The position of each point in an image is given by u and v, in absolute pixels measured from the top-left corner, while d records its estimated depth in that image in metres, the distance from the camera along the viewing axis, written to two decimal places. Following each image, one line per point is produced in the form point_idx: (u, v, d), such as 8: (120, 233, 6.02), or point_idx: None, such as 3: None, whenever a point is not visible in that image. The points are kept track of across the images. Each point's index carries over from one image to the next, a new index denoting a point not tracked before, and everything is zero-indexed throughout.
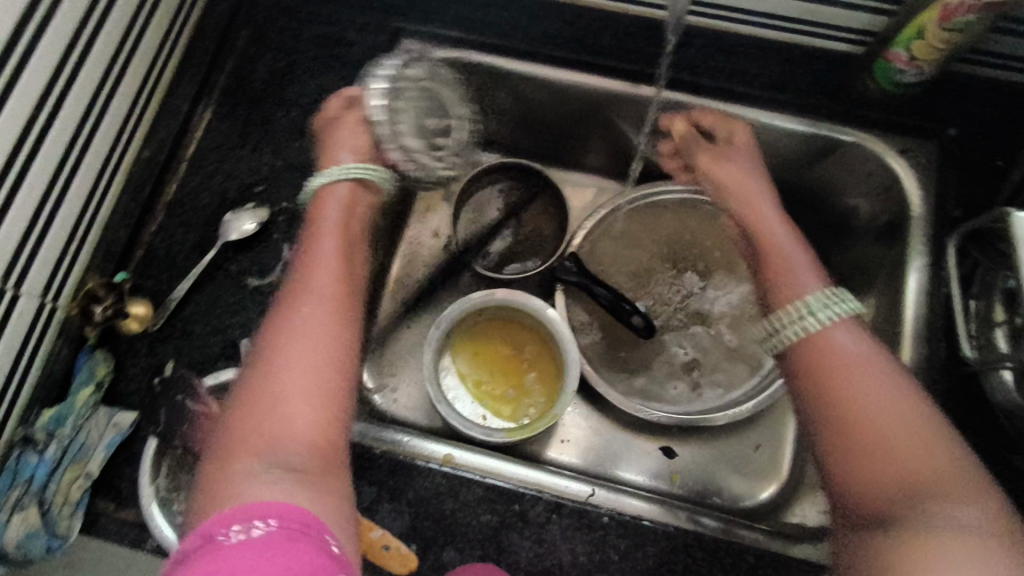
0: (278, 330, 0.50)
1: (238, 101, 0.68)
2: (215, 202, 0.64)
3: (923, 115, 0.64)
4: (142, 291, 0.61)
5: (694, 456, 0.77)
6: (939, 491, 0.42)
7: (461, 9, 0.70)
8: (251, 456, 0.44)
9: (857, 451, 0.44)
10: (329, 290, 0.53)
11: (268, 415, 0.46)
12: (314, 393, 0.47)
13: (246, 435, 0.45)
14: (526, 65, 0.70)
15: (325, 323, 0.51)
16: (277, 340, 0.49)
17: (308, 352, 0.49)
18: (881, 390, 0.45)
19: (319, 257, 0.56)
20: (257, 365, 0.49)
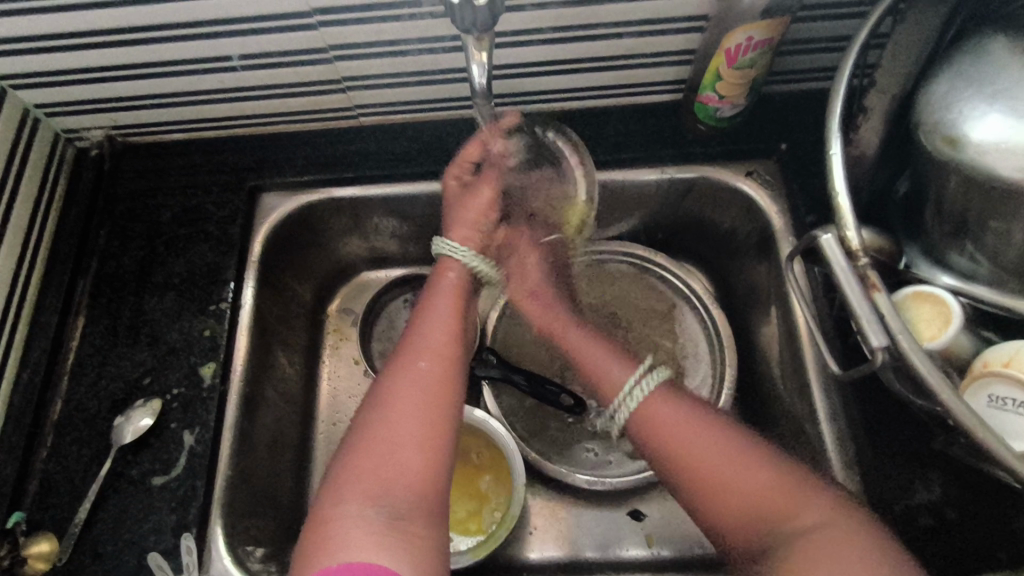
0: (395, 381, 0.50)
1: (109, 299, 0.67)
2: (104, 407, 0.62)
3: (754, 137, 0.69)
4: (43, 524, 0.58)
5: (661, 512, 0.76)
6: (776, 518, 0.47)
7: (311, 154, 0.74)
8: (370, 497, 0.44)
9: (701, 490, 0.50)
10: (452, 336, 0.55)
11: (393, 455, 0.46)
12: (437, 434, 0.48)
13: (364, 484, 0.45)
14: (385, 187, 0.72)
15: (445, 373, 0.51)
16: (422, 386, 0.50)
17: (437, 397, 0.49)
18: (716, 452, 0.51)
19: (436, 308, 0.57)
20: (376, 409, 0.49)
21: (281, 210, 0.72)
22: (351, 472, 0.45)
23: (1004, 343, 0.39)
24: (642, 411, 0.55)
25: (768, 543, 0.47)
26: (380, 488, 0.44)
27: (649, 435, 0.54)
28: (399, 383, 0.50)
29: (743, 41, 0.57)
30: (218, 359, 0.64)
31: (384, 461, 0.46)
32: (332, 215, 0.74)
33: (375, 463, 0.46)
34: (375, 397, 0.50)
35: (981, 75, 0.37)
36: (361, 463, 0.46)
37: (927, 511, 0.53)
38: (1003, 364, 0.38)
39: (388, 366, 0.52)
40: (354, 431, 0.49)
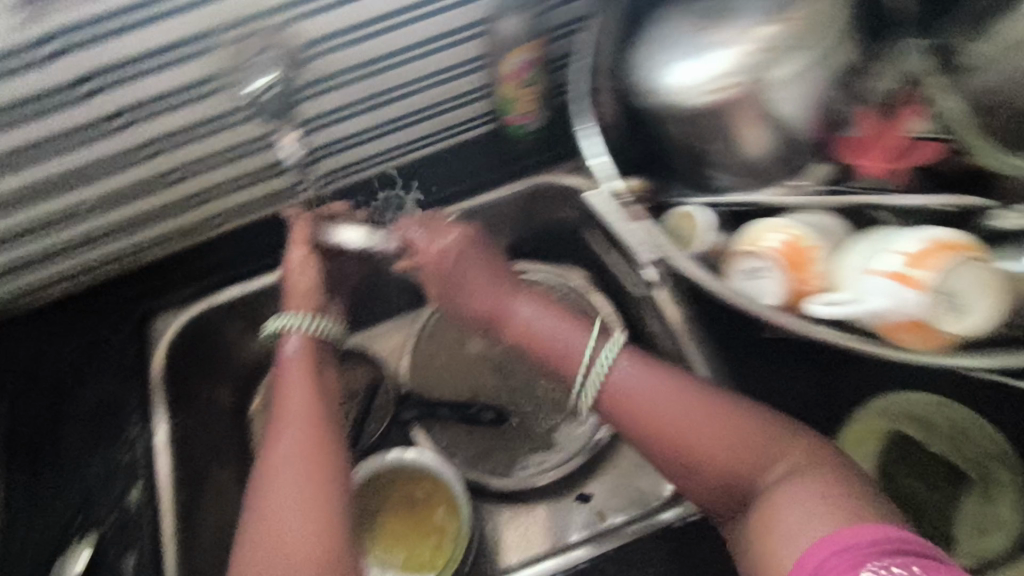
0: (265, 474, 0.54)
1: (27, 458, 0.70)
2: (43, 559, 0.64)
3: (567, 138, 0.79)
4: None
5: (606, 484, 0.81)
6: (747, 476, 0.52)
7: (189, 270, 0.79)
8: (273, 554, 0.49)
9: (676, 451, 0.54)
10: (309, 393, 0.59)
11: (284, 512, 0.51)
12: (314, 482, 0.53)
13: (265, 543, 0.50)
14: (263, 277, 0.78)
15: (309, 443, 0.55)
16: (290, 447, 0.54)
17: (307, 470, 0.53)
18: (670, 412, 0.55)
19: (288, 376, 0.60)
20: (254, 509, 0.52)
21: (172, 326, 0.76)
22: (251, 539, 0.51)
23: (740, 232, 0.47)
24: (610, 396, 0.58)
25: (748, 496, 0.52)
26: (275, 545, 0.50)
27: (620, 411, 0.57)
28: (268, 475, 0.53)
29: (517, 65, 0.67)
30: (144, 481, 0.67)
31: (278, 519, 0.51)
32: (224, 320, 0.79)
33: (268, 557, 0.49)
34: (258, 471, 0.55)
35: (655, 39, 0.47)
36: (261, 527, 0.51)
37: (791, 395, 0.61)
38: (749, 242, 0.46)
39: (260, 447, 0.56)
40: (248, 505, 0.53)
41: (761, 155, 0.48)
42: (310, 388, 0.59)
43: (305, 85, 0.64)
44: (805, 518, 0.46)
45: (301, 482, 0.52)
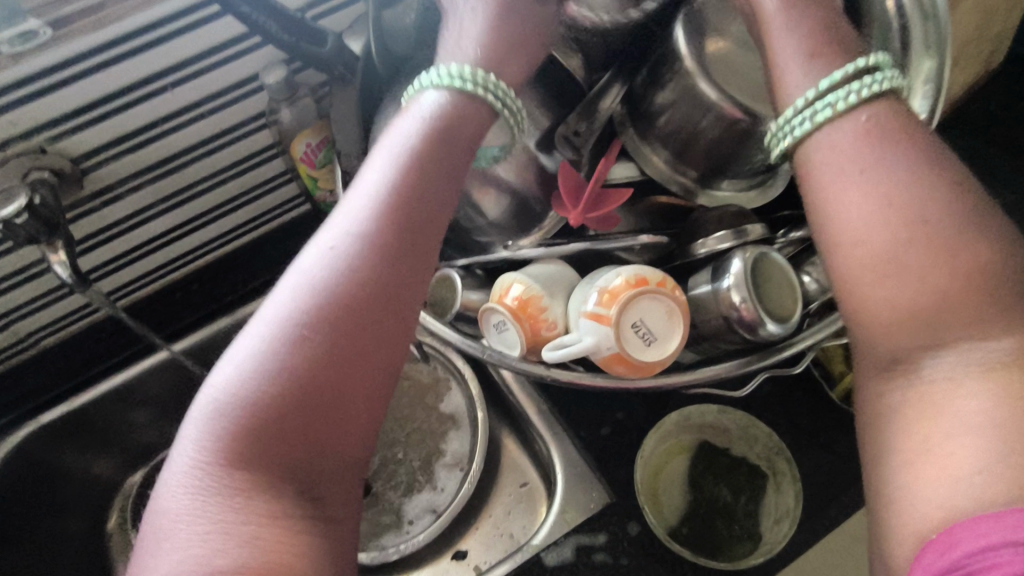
0: (256, 359, 0.36)
1: None
2: None
3: None
4: None
5: (481, 536, 0.81)
6: (944, 322, 0.35)
7: (2, 398, 0.75)
8: (227, 529, 0.34)
9: (831, 249, 0.39)
10: (418, 223, 0.41)
11: (269, 458, 0.36)
12: (331, 405, 0.36)
13: (207, 522, 0.34)
14: (88, 391, 0.77)
15: (324, 317, 0.37)
16: (283, 365, 0.36)
17: (318, 359, 0.36)
18: (922, 200, 0.36)
19: (411, 141, 0.42)
20: (245, 395, 0.36)
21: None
22: (173, 541, 0.34)
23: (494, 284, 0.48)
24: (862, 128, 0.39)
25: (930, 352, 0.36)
26: (244, 500, 0.35)
27: (821, 164, 0.40)
28: (266, 355, 0.36)
29: (306, 148, 0.69)
30: None
31: (266, 476, 0.35)
32: (53, 444, 0.75)
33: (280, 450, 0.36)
34: (219, 404, 0.36)
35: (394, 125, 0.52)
36: (242, 472, 0.35)
37: (607, 422, 0.63)
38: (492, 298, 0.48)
39: (327, 246, 0.39)
40: (212, 436, 0.36)
41: (500, 214, 0.52)
42: (433, 179, 0.42)
43: (85, 200, 0.64)
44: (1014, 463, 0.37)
45: (289, 427, 0.36)
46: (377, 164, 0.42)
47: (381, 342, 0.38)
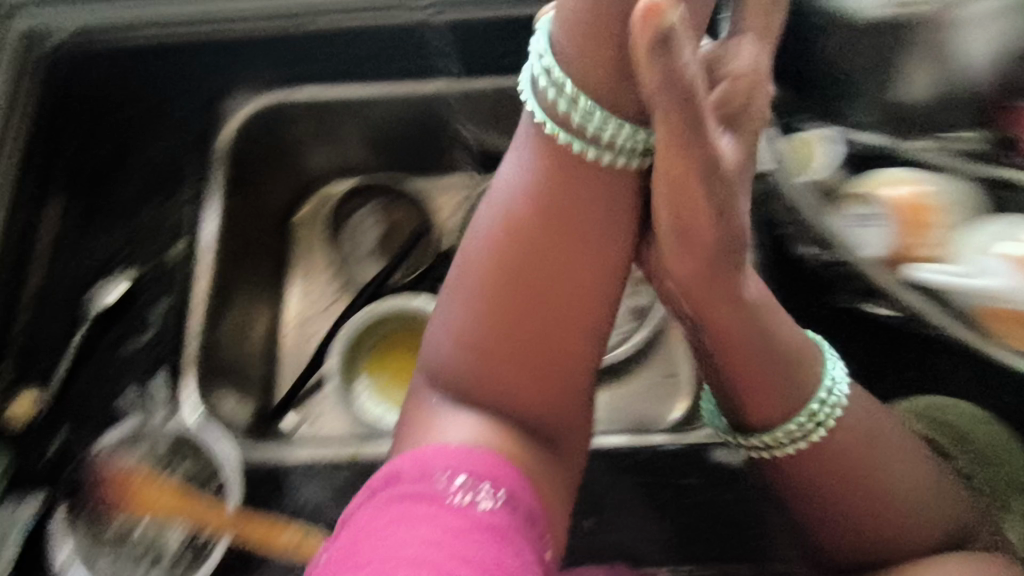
0: (469, 295, 0.49)
1: (89, 186, 0.73)
2: (86, 280, 0.69)
3: None
4: (30, 379, 0.64)
5: (612, 399, 0.80)
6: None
7: (277, 55, 0.76)
8: (474, 430, 0.47)
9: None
10: (584, 203, 0.47)
11: (486, 387, 0.49)
12: (524, 332, 0.48)
13: (463, 426, 0.48)
14: (348, 87, 0.78)
15: (467, 312, 0.49)
16: (483, 307, 0.48)
17: (470, 323, 0.49)
18: None
19: (510, 204, 0.48)
20: (478, 314, 0.48)
21: (251, 106, 0.76)
22: (450, 440, 0.47)
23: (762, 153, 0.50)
24: None
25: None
26: (480, 411, 0.49)
27: None
28: (465, 302, 0.49)
29: None
30: (185, 242, 0.69)
31: (500, 394, 0.49)
32: (296, 120, 0.79)
33: (494, 364, 0.48)
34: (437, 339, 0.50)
35: None
36: (471, 390, 0.49)
37: None
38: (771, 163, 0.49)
39: (461, 256, 0.50)
40: (453, 364, 0.49)
41: None
42: (560, 230, 0.48)
43: None
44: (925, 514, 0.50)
45: (507, 374, 0.48)
46: (494, 188, 0.49)
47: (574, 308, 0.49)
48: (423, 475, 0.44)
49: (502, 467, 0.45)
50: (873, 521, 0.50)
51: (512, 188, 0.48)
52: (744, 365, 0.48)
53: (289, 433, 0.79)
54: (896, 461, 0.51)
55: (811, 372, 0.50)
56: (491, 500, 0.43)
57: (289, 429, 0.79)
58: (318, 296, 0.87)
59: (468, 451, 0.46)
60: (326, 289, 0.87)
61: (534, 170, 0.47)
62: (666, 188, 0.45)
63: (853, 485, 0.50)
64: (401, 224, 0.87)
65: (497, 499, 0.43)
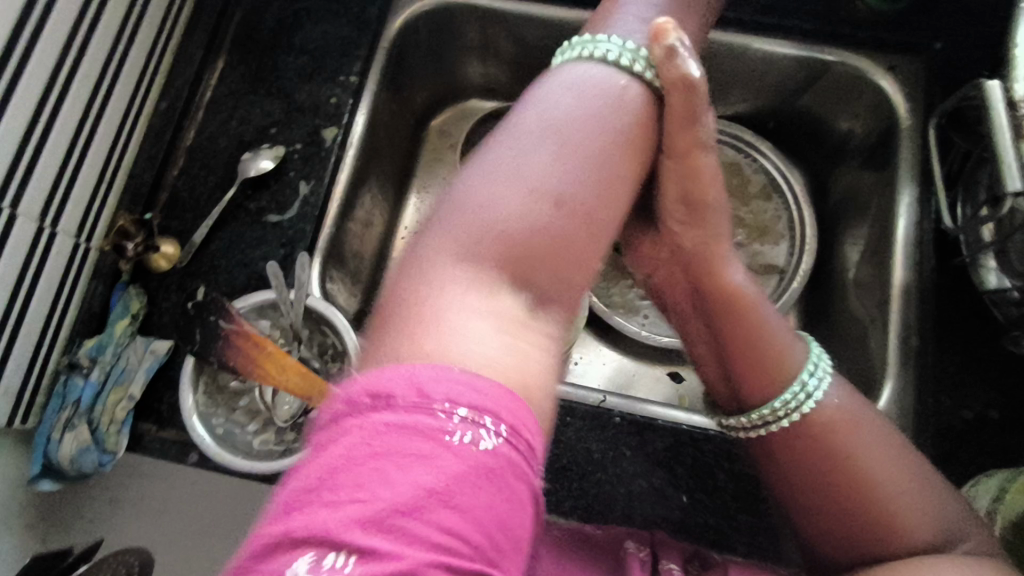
0: (505, 173, 0.34)
1: (249, 50, 0.71)
2: (233, 145, 0.67)
3: (909, 34, 0.67)
4: (169, 231, 0.65)
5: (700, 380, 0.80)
6: None
7: None
8: (482, 332, 0.31)
9: None
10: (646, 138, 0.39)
11: (498, 276, 0.33)
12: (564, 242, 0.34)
13: (471, 320, 0.31)
14: (521, 5, 0.74)
15: (505, 186, 0.34)
16: (523, 192, 0.34)
17: (501, 207, 0.34)
18: None
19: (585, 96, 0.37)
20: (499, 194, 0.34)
21: (422, 2, 0.73)
22: (429, 342, 0.29)
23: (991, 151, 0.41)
24: None
25: None
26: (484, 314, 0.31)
27: None
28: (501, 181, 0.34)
29: None
30: (339, 126, 0.68)
31: (502, 281, 0.33)
32: (464, 25, 0.76)
33: (521, 264, 0.33)
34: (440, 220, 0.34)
35: None
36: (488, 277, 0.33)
37: (972, 408, 0.57)
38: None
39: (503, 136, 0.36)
40: (458, 232, 0.33)
41: None
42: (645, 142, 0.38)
43: None
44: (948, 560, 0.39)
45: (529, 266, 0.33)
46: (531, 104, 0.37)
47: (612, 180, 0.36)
48: (419, 400, 0.27)
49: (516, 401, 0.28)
50: (857, 518, 0.42)
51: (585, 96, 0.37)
52: (745, 346, 0.43)
53: None
54: (866, 453, 0.42)
55: (797, 347, 0.44)
56: (497, 437, 0.27)
57: None
58: None
59: (462, 377, 0.28)
60: None
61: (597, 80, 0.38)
62: (670, 124, 0.40)
63: (833, 470, 0.42)
64: None
65: (502, 433, 0.27)
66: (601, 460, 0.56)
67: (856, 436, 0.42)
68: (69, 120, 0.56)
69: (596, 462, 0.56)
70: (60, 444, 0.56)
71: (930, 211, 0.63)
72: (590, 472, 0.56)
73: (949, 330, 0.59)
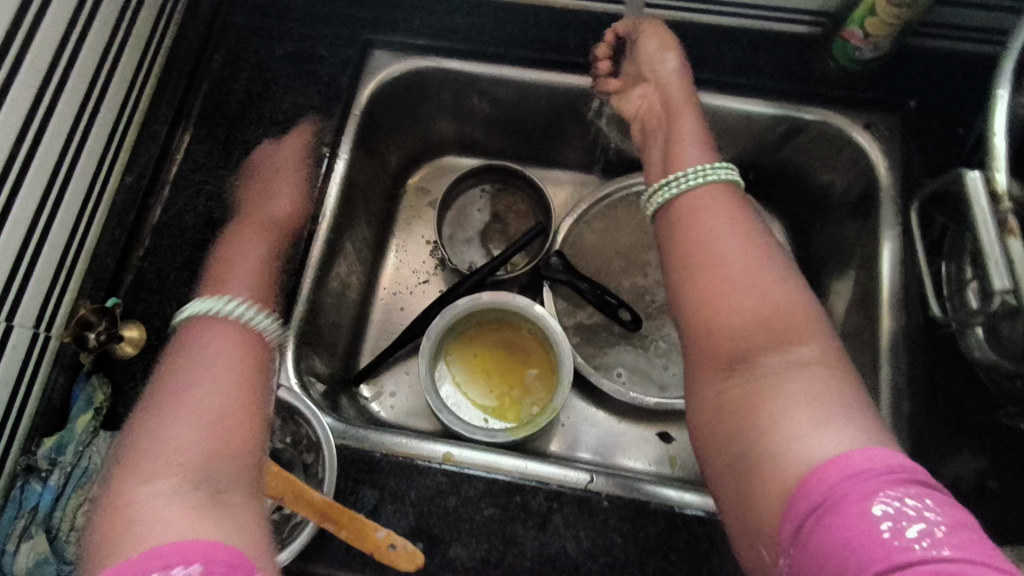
0: (162, 402, 0.44)
1: (216, 124, 0.70)
2: (201, 223, 0.66)
3: (884, 90, 0.67)
4: (134, 315, 0.62)
5: (692, 440, 0.78)
6: None
7: (429, 19, 0.73)
8: (167, 503, 0.38)
9: None
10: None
11: (182, 466, 0.40)
12: (174, 419, 0.42)
13: (157, 501, 0.38)
14: (496, 67, 0.73)
15: (157, 395, 0.44)
16: (144, 415, 0.43)
17: (162, 406, 0.43)
18: None
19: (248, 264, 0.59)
20: (157, 402, 0.44)
21: (391, 68, 0.73)
22: (140, 535, 0.36)
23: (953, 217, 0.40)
24: None
25: None
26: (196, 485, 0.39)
27: None
28: (160, 397, 0.44)
29: None
30: (311, 199, 0.67)
31: (158, 467, 0.40)
32: (437, 86, 0.75)
33: (165, 433, 0.42)
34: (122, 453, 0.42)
35: None
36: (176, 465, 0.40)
37: (972, 480, 0.55)
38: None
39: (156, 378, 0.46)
40: (139, 448, 0.41)
41: None
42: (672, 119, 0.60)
43: None
44: (824, 419, 0.37)
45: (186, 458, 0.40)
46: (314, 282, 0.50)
47: (223, 416, 0.43)
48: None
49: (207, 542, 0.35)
50: (737, 360, 0.43)
51: (218, 347, 0.48)
52: (692, 231, 0.49)
53: (366, 407, 0.78)
54: (736, 243, 0.47)
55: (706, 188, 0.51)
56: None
57: (365, 402, 0.77)
58: (411, 271, 0.85)
59: (150, 553, 0.34)
60: (422, 267, 0.85)
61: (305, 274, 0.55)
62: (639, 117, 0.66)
63: (715, 289, 0.45)
64: (510, 215, 0.85)
65: (194, 569, 0.33)
66: (590, 549, 0.54)
67: (740, 280, 0.45)
68: (26, 209, 0.53)
69: (586, 551, 0.54)
70: (15, 557, 0.53)
71: (914, 270, 0.62)
72: (579, 561, 0.54)
73: (941, 395, 0.58)
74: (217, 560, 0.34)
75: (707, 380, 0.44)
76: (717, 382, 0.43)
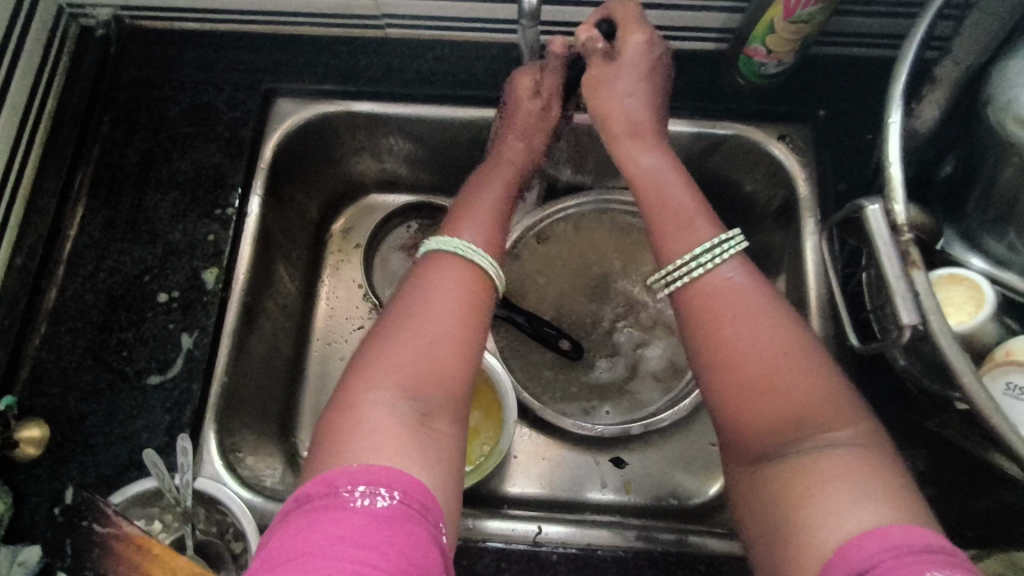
0: (389, 348, 0.45)
1: (110, 191, 0.65)
2: (102, 301, 0.61)
3: (793, 100, 0.67)
4: (35, 412, 0.57)
5: (645, 462, 0.77)
6: None
7: (331, 62, 0.71)
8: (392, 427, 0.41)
9: None
10: (467, 299, 0.49)
11: (408, 381, 0.44)
12: (435, 369, 0.45)
13: (391, 415, 0.42)
14: (405, 107, 0.70)
15: (403, 343, 0.45)
16: (379, 362, 0.45)
17: (399, 352, 0.45)
18: None
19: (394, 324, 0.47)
20: (379, 349, 0.45)
21: (296, 118, 0.69)
22: (349, 451, 0.40)
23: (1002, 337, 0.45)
24: None
25: None
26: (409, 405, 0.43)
27: None
28: (373, 354, 0.45)
29: None
30: (221, 265, 0.63)
31: (381, 390, 0.43)
32: (345, 128, 0.72)
33: (425, 361, 0.45)
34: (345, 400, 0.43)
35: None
36: (411, 373, 0.44)
37: None
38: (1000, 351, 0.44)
39: (389, 324, 0.47)
40: (396, 373, 0.44)
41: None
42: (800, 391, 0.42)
43: None
44: None
45: (436, 332, 0.46)
46: (444, 323, 0.47)
47: (426, 355, 0.45)
48: (328, 489, 0.37)
49: (417, 481, 0.39)
50: (761, 455, 0.42)
51: (448, 277, 0.50)
52: None
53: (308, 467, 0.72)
54: None
55: None
56: (390, 498, 0.37)
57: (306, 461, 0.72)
58: (346, 319, 0.79)
59: (366, 466, 0.39)
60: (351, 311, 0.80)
61: (445, 281, 0.50)
62: None
63: None
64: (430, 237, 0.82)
65: (396, 497, 0.37)
66: None
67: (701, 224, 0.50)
68: None
69: None
70: None
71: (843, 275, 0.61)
72: None
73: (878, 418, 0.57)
74: (412, 497, 0.37)
75: (739, 470, 0.43)
76: (752, 467, 0.42)
